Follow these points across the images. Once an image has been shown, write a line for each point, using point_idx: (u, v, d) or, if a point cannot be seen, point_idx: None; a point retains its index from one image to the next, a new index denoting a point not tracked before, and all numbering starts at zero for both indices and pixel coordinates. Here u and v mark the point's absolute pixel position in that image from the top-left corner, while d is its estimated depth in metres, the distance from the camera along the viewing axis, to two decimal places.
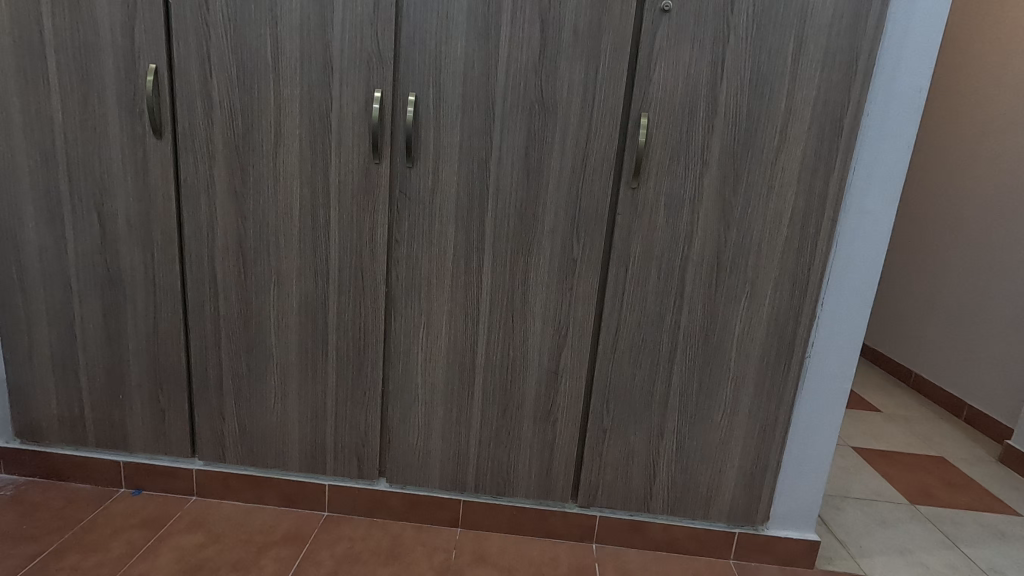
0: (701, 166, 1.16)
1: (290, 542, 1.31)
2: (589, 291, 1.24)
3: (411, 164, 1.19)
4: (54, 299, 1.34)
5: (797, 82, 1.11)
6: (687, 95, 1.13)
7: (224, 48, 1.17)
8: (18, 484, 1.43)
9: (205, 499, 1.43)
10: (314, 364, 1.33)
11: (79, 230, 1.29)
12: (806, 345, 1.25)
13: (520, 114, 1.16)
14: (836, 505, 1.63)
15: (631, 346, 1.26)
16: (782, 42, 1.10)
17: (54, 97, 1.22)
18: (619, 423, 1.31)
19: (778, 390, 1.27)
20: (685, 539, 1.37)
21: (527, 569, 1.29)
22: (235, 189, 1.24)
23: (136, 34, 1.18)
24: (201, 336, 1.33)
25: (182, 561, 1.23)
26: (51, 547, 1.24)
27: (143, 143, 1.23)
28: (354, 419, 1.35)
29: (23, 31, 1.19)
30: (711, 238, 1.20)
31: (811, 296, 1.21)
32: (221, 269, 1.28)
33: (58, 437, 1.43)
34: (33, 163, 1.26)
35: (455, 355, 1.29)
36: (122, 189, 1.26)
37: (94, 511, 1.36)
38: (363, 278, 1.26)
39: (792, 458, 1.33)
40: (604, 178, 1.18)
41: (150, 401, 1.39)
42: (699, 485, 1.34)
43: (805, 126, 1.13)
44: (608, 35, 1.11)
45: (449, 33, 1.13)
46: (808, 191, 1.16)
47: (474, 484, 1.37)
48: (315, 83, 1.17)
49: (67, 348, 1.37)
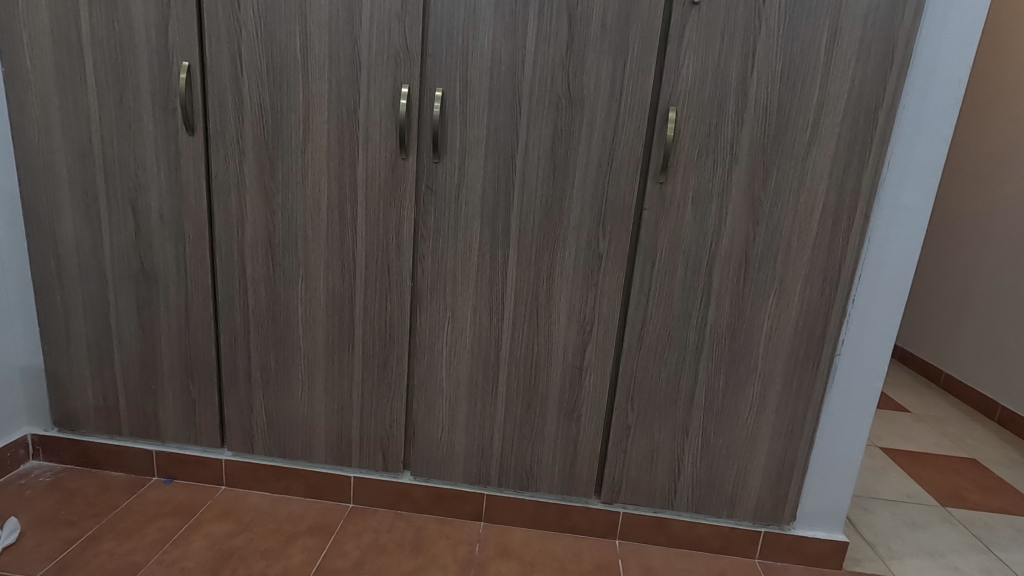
0: (730, 160, 1.15)
1: (317, 533, 1.33)
2: (614, 287, 1.24)
3: (437, 159, 1.20)
4: (90, 291, 1.38)
5: (830, 74, 1.09)
6: (716, 88, 1.12)
7: (254, 46, 1.19)
8: (55, 472, 1.47)
9: (234, 489, 1.46)
10: (341, 357, 1.34)
11: (114, 225, 1.32)
12: (836, 342, 1.23)
13: (547, 109, 1.16)
14: (864, 505, 1.61)
15: (656, 343, 1.26)
16: (815, 34, 1.07)
17: (91, 94, 1.25)
18: (644, 419, 1.30)
19: (807, 388, 1.25)
20: (709, 537, 1.36)
21: (551, 565, 1.29)
22: (264, 185, 1.26)
23: (170, 32, 1.20)
24: (230, 329, 1.36)
25: (213, 548, 1.26)
26: (88, 532, 1.27)
27: (176, 140, 1.26)
28: (380, 412, 1.37)
29: (61, 31, 1.23)
30: (740, 233, 1.18)
31: (842, 293, 1.19)
32: (251, 263, 1.31)
33: (94, 426, 1.47)
34: (71, 159, 1.30)
35: (480, 350, 1.30)
36: (156, 184, 1.29)
37: (127, 498, 1.40)
38: (390, 273, 1.27)
39: (820, 457, 1.31)
40: (631, 173, 1.18)
41: (181, 392, 1.42)
42: (724, 483, 1.32)
43: (838, 119, 1.11)
44: (637, 28, 1.10)
45: (476, 27, 1.13)
46: (840, 186, 1.14)
47: (497, 479, 1.38)
48: (343, 80, 1.18)
49: (103, 340, 1.41)
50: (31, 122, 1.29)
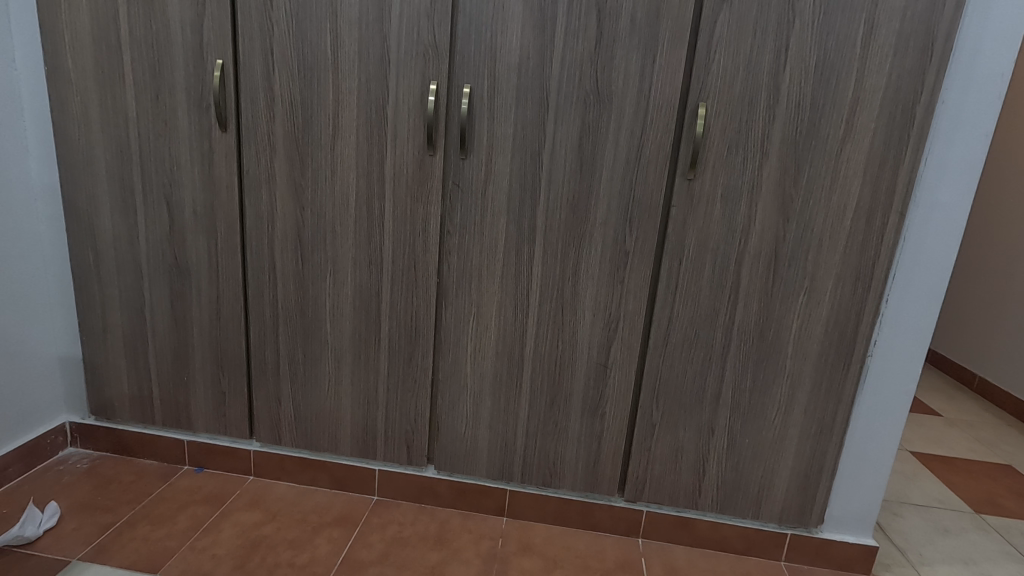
0: (760, 157, 1.13)
1: (342, 524, 1.35)
2: (641, 285, 1.23)
3: (464, 156, 1.20)
4: (126, 284, 1.41)
5: (866, 69, 1.07)
6: (748, 84, 1.10)
7: (286, 44, 1.21)
8: (91, 459, 1.52)
9: (262, 479, 1.49)
10: (367, 352, 1.36)
11: (149, 219, 1.36)
12: (868, 343, 1.20)
13: (574, 105, 1.16)
14: (894, 510, 1.57)
15: (683, 341, 1.25)
16: (851, 27, 1.05)
17: (128, 92, 1.29)
18: (669, 418, 1.30)
19: (837, 389, 1.23)
20: (734, 538, 1.35)
21: (573, 562, 1.29)
22: (294, 180, 1.28)
23: (205, 31, 1.22)
24: (260, 322, 1.38)
25: (242, 536, 1.28)
26: (123, 518, 1.31)
27: (209, 136, 1.28)
28: (405, 406, 1.38)
29: (101, 30, 1.26)
30: (770, 231, 1.17)
31: (875, 292, 1.17)
32: (280, 258, 1.33)
33: (128, 415, 1.51)
34: (109, 155, 1.34)
35: (505, 346, 1.30)
36: (190, 180, 1.32)
37: (160, 486, 1.44)
38: (416, 269, 1.29)
39: (849, 460, 1.28)
40: (659, 169, 1.16)
41: (212, 383, 1.45)
42: (750, 483, 1.31)
43: (873, 114, 1.09)
44: (667, 23, 1.09)
45: (505, 24, 1.13)
46: (875, 183, 1.12)
47: (520, 475, 1.38)
48: (372, 76, 1.20)
49: (138, 332, 1.45)
50: (71, 120, 1.33)
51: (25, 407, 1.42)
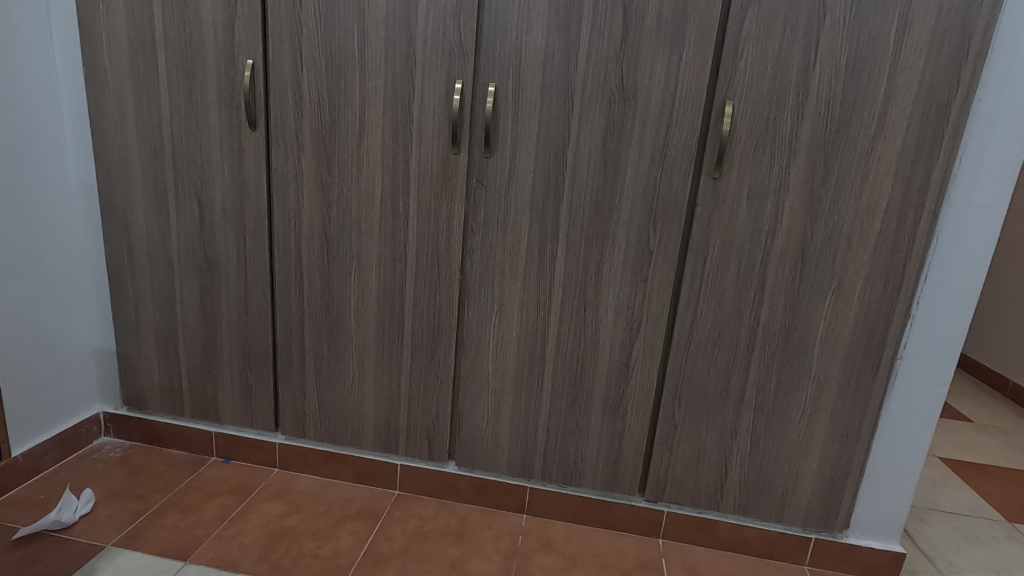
0: (788, 156, 1.12)
1: (365, 517, 1.37)
2: (664, 284, 1.22)
3: (488, 154, 1.21)
4: (158, 278, 1.45)
5: (899, 66, 1.05)
6: (777, 81, 1.09)
7: (315, 44, 1.23)
8: (124, 448, 1.57)
9: (286, 471, 1.52)
10: (391, 348, 1.38)
11: (181, 216, 1.39)
12: (898, 345, 1.18)
13: (599, 103, 1.15)
14: (922, 517, 1.54)
15: (707, 341, 1.24)
16: (884, 23, 1.03)
17: (162, 91, 1.32)
18: (691, 418, 1.29)
19: (864, 392, 1.21)
20: (756, 541, 1.33)
21: (593, 560, 1.29)
22: (321, 178, 1.30)
23: (236, 31, 1.25)
24: (286, 318, 1.41)
25: (268, 526, 1.31)
26: (155, 506, 1.35)
27: (239, 135, 1.31)
28: (427, 402, 1.39)
29: (137, 31, 1.30)
30: (797, 231, 1.15)
31: (905, 293, 1.15)
32: (307, 254, 1.35)
33: (159, 406, 1.55)
34: (143, 153, 1.37)
35: (526, 344, 1.31)
36: (220, 177, 1.35)
37: (189, 476, 1.47)
38: (439, 267, 1.30)
39: (877, 464, 1.26)
40: (684, 168, 1.16)
41: (239, 377, 1.48)
42: (773, 486, 1.29)
43: (906, 111, 1.07)
44: (694, 20, 1.08)
45: (531, 22, 1.13)
46: (907, 182, 1.09)
47: (540, 472, 1.39)
48: (399, 76, 1.21)
49: (169, 325, 1.48)
50: (108, 119, 1.37)
51: (61, 396, 1.47)
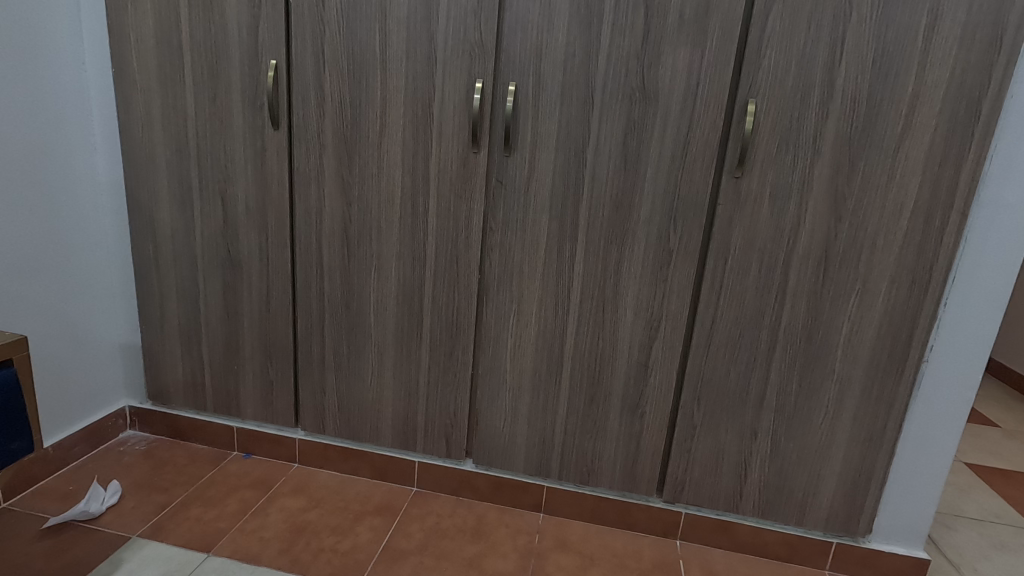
0: (812, 155, 1.10)
1: (383, 513, 1.38)
2: (684, 284, 1.21)
3: (508, 153, 1.21)
4: (182, 276, 1.48)
5: (927, 63, 1.03)
6: (801, 79, 1.07)
7: (337, 44, 1.24)
8: (148, 441, 1.60)
9: (306, 467, 1.54)
10: (409, 346, 1.39)
11: (205, 214, 1.42)
12: (924, 348, 1.16)
13: (620, 102, 1.15)
14: (947, 524, 1.51)
15: (727, 342, 1.23)
16: (912, 19, 1.01)
17: (188, 92, 1.34)
18: (711, 419, 1.28)
19: (889, 395, 1.19)
20: (776, 544, 1.32)
21: (610, 560, 1.29)
22: (342, 176, 1.31)
23: (260, 32, 1.27)
24: (307, 315, 1.43)
25: (288, 521, 1.33)
26: (178, 498, 1.38)
27: (262, 134, 1.33)
28: (445, 400, 1.40)
29: (164, 33, 1.32)
30: (820, 230, 1.13)
31: (932, 295, 1.13)
32: (327, 252, 1.37)
33: (182, 401, 1.58)
34: (169, 153, 1.40)
35: (544, 343, 1.31)
36: (243, 176, 1.37)
37: (212, 469, 1.50)
38: (458, 265, 1.30)
39: (901, 468, 1.24)
40: (706, 167, 1.15)
41: (260, 373, 1.50)
42: (794, 488, 1.28)
43: (935, 109, 1.04)
44: (716, 18, 1.07)
45: (552, 21, 1.13)
46: (934, 182, 1.07)
47: (557, 472, 1.39)
48: (419, 76, 1.22)
49: (193, 321, 1.51)
50: (135, 119, 1.40)
51: (90, 390, 1.51)
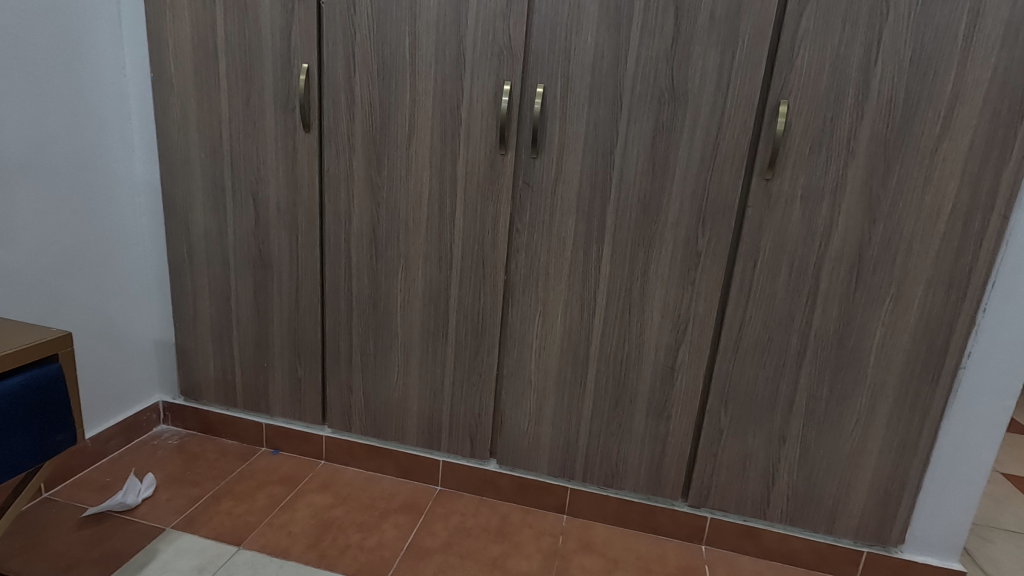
0: (846, 156, 1.08)
1: (408, 511, 1.39)
2: (712, 286, 1.20)
3: (535, 155, 1.22)
4: (215, 274, 1.52)
5: (967, 63, 1.00)
6: (835, 80, 1.06)
7: (367, 47, 1.26)
8: (180, 436, 1.64)
9: (332, 464, 1.56)
10: (435, 346, 1.40)
11: (238, 214, 1.45)
12: (962, 355, 1.13)
13: (648, 104, 1.14)
14: (983, 536, 1.47)
15: (755, 346, 1.21)
16: (952, 17, 0.99)
17: (222, 94, 1.38)
18: (738, 424, 1.26)
19: (923, 402, 1.16)
20: (804, 552, 1.30)
21: (634, 563, 1.28)
22: (371, 178, 1.33)
23: (293, 36, 1.29)
24: (335, 314, 1.45)
25: (316, 516, 1.35)
26: (210, 492, 1.41)
27: (293, 136, 1.36)
28: (470, 400, 1.41)
29: (201, 38, 1.36)
30: (854, 234, 1.11)
31: (971, 300, 1.10)
32: (356, 252, 1.39)
33: (213, 397, 1.62)
34: (203, 155, 1.44)
35: (570, 344, 1.31)
36: (275, 177, 1.40)
37: (241, 464, 1.53)
38: (485, 266, 1.31)
39: (936, 477, 1.21)
40: (736, 168, 1.14)
41: (289, 370, 1.53)
42: (823, 496, 1.26)
43: (975, 109, 1.02)
44: (748, 18, 1.06)
45: (581, 22, 1.13)
46: (974, 184, 1.05)
47: (581, 474, 1.38)
48: (448, 78, 1.23)
49: (224, 319, 1.55)
50: (172, 121, 1.44)
51: (126, 385, 1.55)
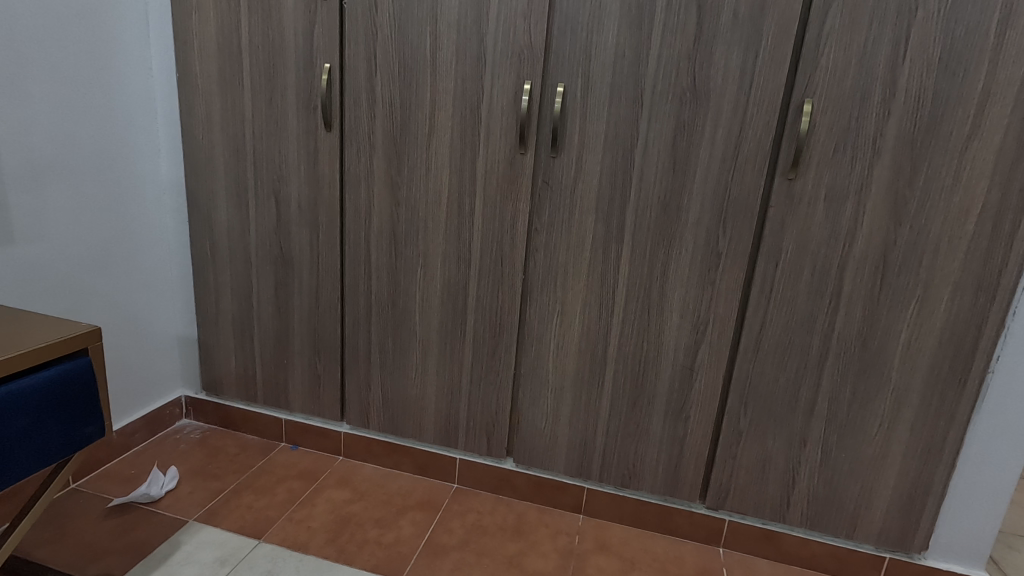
0: (871, 156, 1.07)
1: (425, 508, 1.40)
2: (733, 287, 1.19)
3: (555, 154, 1.22)
4: (237, 272, 1.54)
5: (999, 60, 0.98)
6: (861, 78, 1.04)
7: (389, 48, 1.27)
8: (202, 430, 1.67)
9: (350, 460, 1.58)
10: (453, 344, 1.40)
11: (260, 213, 1.47)
12: (990, 360, 1.11)
13: (669, 103, 1.14)
14: (1011, 544, 1.43)
15: (776, 347, 1.20)
16: (984, 14, 0.97)
17: (246, 94, 1.40)
18: (758, 426, 1.25)
19: (949, 406, 1.14)
20: (824, 556, 1.28)
21: (651, 564, 1.28)
22: (391, 176, 1.34)
23: (315, 37, 1.31)
24: (354, 311, 1.46)
25: (334, 512, 1.37)
26: (231, 486, 1.43)
27: (315, 135, 1.37)
28: (487, 398, 1.41)
29: (225, 39, 1.38)
30: (878, 235, 1.10)
31: (999, 303, 1.07)
32: (375, 251, 1.40)
33: (234, 392, 1.65)
34: (227, 153, 1.46)
35: (588, 344, 1.31)
36: (296, 176, 1.41)
37: (261, 459, 1.56)
38: (503, 266, 1.31)
39: (962, 483, 1.19)
40: (758, 168, 1.12)
41: (309, 367, 1.55)
42: (844, 500, 1.24)
43: (1007, 108, 1.00)
44: (772, 17, 1.05)
45: (602, 21, 1.13)
46: (1005, 184, 1.02)
47: (598, 474, 1.38)
48: (468, 77, 1.23)
49: (246, 316, 1.57)
50: (196, 121, 1.46)
51: (151, 379, 1.58)
